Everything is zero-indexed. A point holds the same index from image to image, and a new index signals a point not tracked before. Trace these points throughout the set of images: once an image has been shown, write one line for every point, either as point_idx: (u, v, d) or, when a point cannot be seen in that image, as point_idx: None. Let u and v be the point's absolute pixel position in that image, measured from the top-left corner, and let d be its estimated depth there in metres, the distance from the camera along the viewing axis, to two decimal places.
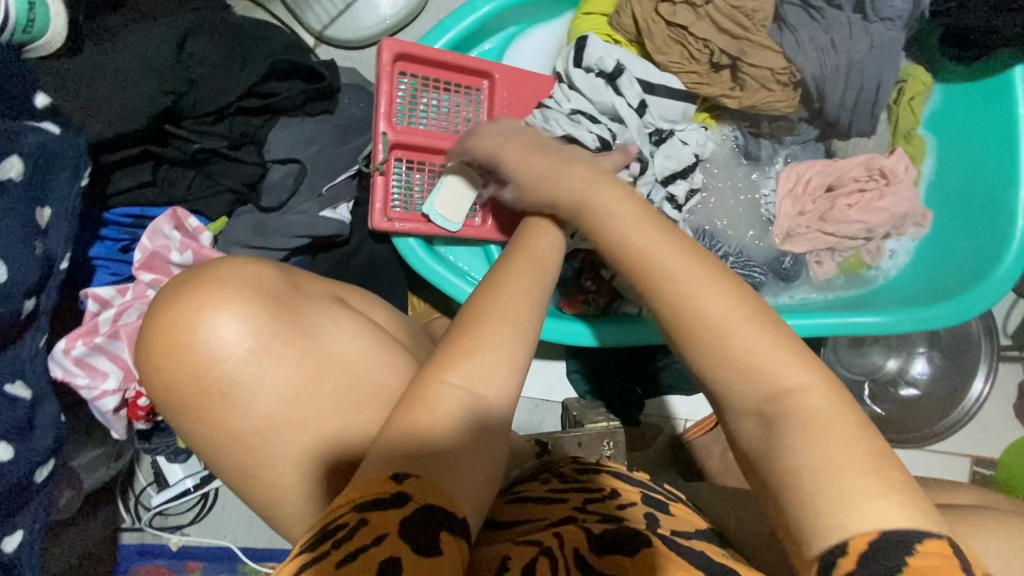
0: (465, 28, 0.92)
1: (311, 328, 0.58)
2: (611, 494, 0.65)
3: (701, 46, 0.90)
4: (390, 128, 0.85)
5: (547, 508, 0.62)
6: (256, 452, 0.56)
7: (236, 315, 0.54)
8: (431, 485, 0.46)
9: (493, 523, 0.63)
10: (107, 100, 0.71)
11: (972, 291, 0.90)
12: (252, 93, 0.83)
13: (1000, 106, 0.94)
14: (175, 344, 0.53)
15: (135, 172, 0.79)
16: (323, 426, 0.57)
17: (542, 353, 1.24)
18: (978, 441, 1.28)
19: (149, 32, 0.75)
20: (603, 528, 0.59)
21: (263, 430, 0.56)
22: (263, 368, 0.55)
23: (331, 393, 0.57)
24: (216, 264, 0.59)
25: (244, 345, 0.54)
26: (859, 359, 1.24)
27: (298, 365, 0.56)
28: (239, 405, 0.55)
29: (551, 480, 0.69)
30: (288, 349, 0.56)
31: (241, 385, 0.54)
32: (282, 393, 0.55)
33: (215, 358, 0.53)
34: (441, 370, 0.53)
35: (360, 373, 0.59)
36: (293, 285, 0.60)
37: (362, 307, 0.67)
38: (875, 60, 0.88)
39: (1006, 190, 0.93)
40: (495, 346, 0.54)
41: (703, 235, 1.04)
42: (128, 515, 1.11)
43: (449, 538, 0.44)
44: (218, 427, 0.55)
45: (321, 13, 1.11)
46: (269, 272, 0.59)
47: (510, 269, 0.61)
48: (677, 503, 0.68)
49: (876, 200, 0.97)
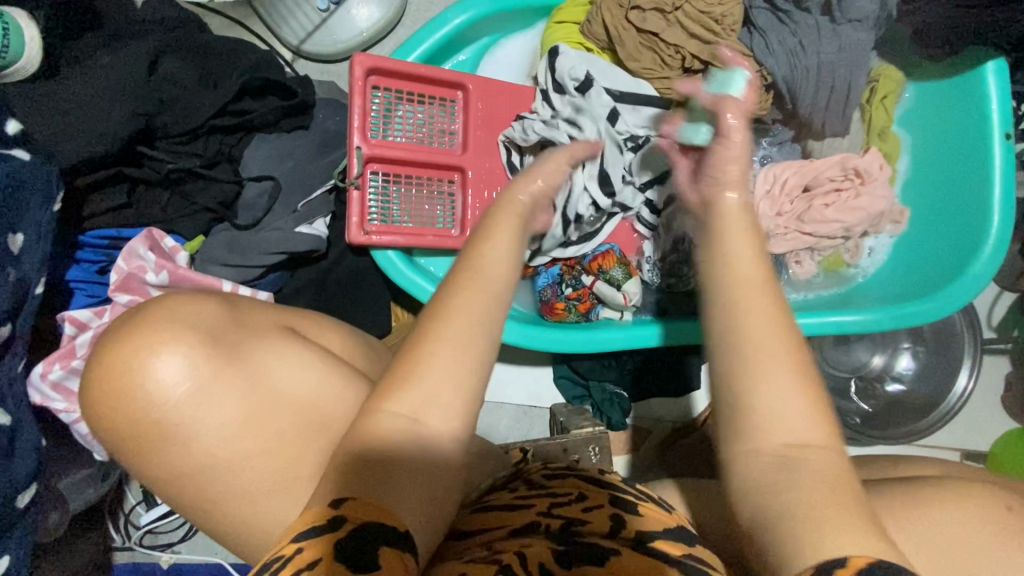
0: (437, 40, 0.92)
1: (251, 364, 0.59)
2: (577, 498, 0.70)
3: (672, 52, 0.91)
4: (364, 143, 0.85)
5: (512, 514, 0.66)
6: (206, 484, 0.58)
7: (175, 356, 0.55)
8: (368, 505, 0.49)
9: (460, 535, 0.66)
10: (77, 125, 0.71)
11: (950, 287, 0.91)
12: (226, 112, 0.83)
13: (972, 102, 0.94)
14: (115, 387, 0.55)
15: (109, 196, 0.79)
16: (267, 461, 0.58)
17: (529, 359, 1.24)
18: (967, 433, 1.29)
19: (117, 57, 0.75)
20: (567, 533, 0.64)
21: (206, 466, 0.57)
22: (202, 408, 0.56)
23: (277, 427, 0.59)
24: (158, 305, 0.60)
25: (183, 386, 0.56)
26: (844, 356, 1.25)
27: (239, 400, 0.58)
28: (182, 444, 0.56)
29: (518, 487, 0.73)
30: (226, 386, 0.57)
31: (183, 424, 0.56)
32: (224, 430, 0.57)
33: (156, 400, 0.55)
34: (383, 400, 0.52)
35: (304, 406, 0.60)
36: (235, 319, 0.62)
37: (313, 334, 0.70)
38: (845, 61, 0.88)
39: (981, 186, 0.94)
40: (443, 366, 0.52)
41: (683, 239, 1.04)
42: (117, 535, 1.10)
43: (389, 553, 0.47)
44: (165, 465, 0.57)
45: (296, 26, 1.12)
46: (210, 309, 0.61)
47: (452, 282, 0.55)
48: (649, 502, 0.70)
49: (853, 199, 0.98)
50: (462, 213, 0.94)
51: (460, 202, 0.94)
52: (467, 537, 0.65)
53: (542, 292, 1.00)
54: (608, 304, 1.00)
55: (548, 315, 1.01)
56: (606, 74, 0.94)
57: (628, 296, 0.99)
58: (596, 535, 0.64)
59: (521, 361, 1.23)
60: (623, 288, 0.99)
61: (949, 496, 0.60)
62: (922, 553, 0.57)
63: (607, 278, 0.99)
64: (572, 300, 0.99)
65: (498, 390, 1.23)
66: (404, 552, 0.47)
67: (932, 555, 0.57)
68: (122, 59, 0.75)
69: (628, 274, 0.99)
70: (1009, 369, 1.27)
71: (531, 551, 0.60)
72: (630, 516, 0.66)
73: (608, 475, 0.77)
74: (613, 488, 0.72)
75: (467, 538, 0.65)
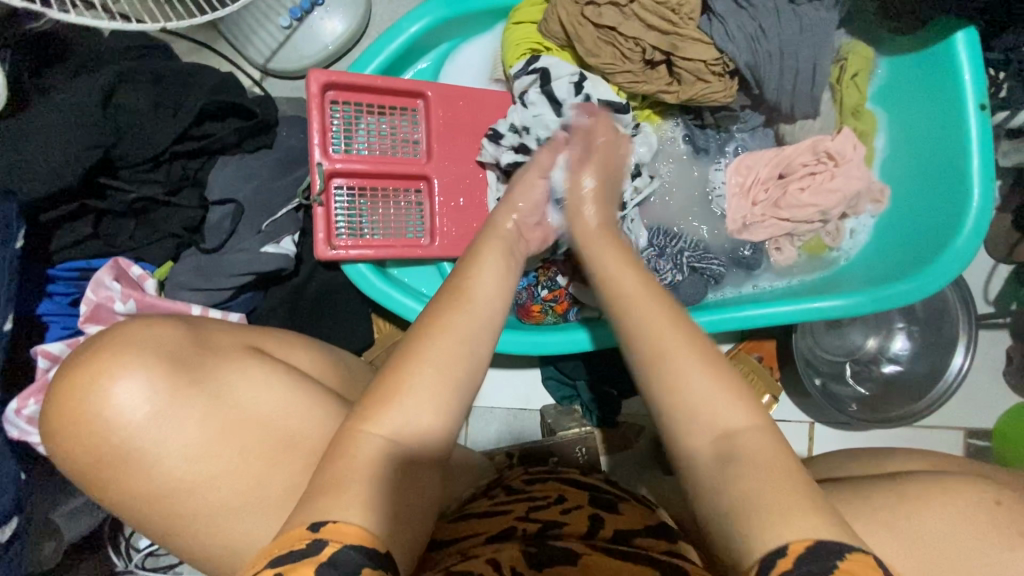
0: (394, 50, 0.92)
1: (214, 385, 0.60)
2: (557, 500, 0.71)
3: (632, 45, 0.90)
4: (325, 158, 0.85)
5: (490, 521, 0.67)
6: (168, 511, 0.58)
7: (137, 379, 0.57)
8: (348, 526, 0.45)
9: (440, 544, 0.66)
10: (32, 163, 0.72)
11: (932, 264, 0.89)
12: (186, 137, 0.83)
13: (944, 74, 0.91)
14: (76, 415, 0.56)
15: (74, 228, 0.79)
16: (232, 483, 0.58)
17: (515, 363, 1.23)
18: (970, 410, 1.26)
19: (72, 90, 0.76)
20: (544, 535, 0.64)
21: (168, 491, 0.57)
22: (164, 430, 0.57)
23: (241, 447, 0.59)
24: (118, 330, 0.61)
25: (142, 409, 0.57)
26: (837, 340, 1.22)
27: (201, 423, 0.58)
28: (144, 469, 0.57)
29: (497, 494, 0.74)
30: (190, 408, 0.58)
31: (143, 447, 0.56)
32: (187, 452, 0.57)
33: (115, 424, 0.56)
34: (363, 423, 0.51)
35: (265, 427, 0.60)
36: (198, 341, 0.63)
37: (280, 353, 0.70)
38: (807, 42, 0.87)
39: (959, 158, 0.91)
40: (420, 383, 0.53)
41: (658, 232, 1.03)
42: (118, 559, 1.10)
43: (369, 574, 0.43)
44: (130, 486, 0.57)
45: (261, 45, 1.10)
46: (173, 333, 0.62)
47: (453, 307, 0.58)
48: (626, 502, 0.72)
49: (827, 181, 0.96)
50: (431, 222, 0.93)
51: (429, 210, 0.94)
52: (446, 545, 0.64)
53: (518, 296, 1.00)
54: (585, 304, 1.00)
55: (525, 319, 1.02)
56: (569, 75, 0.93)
57: None
58: (574, 534, 0.64)
59: (506, 366, 1.23)
60: None
61: None
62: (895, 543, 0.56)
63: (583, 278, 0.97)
64: (548, 302, 1.00)
65: (486, 395, 1.22)
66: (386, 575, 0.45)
67: None
68: (76, 93, 0.75)
69: None
70: (1009, 343, 1.24)
71: (504, 555, 0.59)
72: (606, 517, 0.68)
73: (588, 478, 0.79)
74: (592, 490, 0.74)
75: (444, 546, 0.64)
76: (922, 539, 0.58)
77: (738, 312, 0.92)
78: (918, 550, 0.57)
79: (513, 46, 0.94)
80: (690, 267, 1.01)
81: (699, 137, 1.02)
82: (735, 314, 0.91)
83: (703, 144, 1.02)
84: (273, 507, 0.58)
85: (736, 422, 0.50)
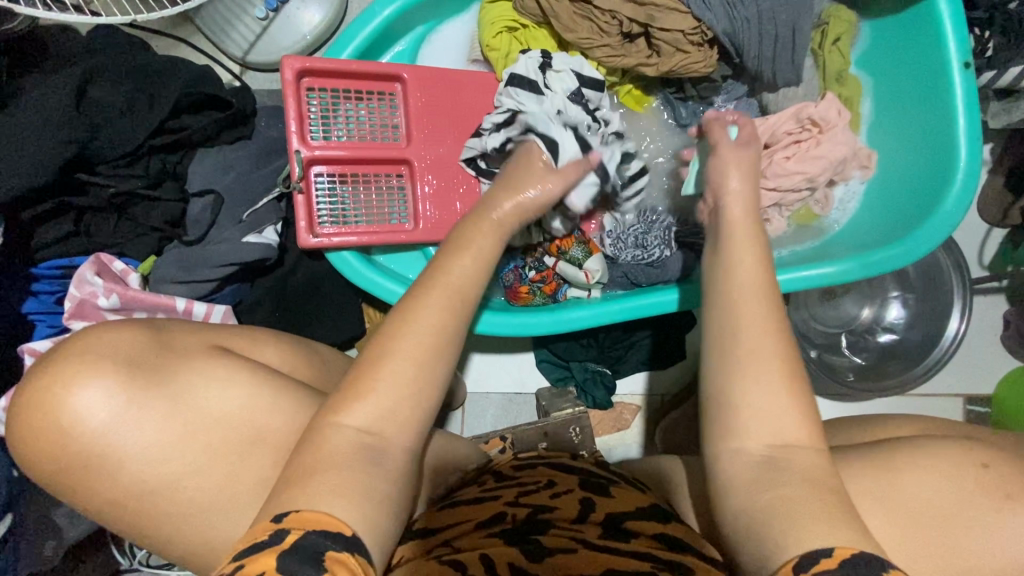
0: (368, 34, 0.91)
1: (179, 387, 0.59)
2: (547, 485, 0.71)
3: (608, 19, 0.89)
4: (303, 146, 0.85)
5: (479, 507, 0.68)
6: (147, 509, 0.58)
7: (98, 385, 0.56)
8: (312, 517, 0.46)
9: (424, 532, 0.66)
10: (9, 161, 0.72)
11: (920, 228, 0.88)
12: (163, 131, 0.83)
13: (927, 34, 0.90)
14: (44, 424, 0.55)
15: (56, 226, 0.79)
16: (209, 482, 0.58)
17: (508, 347, 1.22)
18: (968, 377, 1.25)
19: (42, 89, 0.75)
20: (532, 521, 0.65)
21: (146, 492, 0.57)
22: (133, 435, 0.56)
23: (207, 445, 0.59)
24: (78, 336, 0.60)
25: (102, 415, 0.56)
26: (833, 312, 1.21)
27: (168, 423, 0.58)
28: (116, 474, 0.56)
29: (486, 481, 0.74)
30: (152, 411, 0.57)
31: (106, 453, 0.56)
32: (151, 457, 0.57)
33: (80, 429, 0.55)
34: (333, 416, 0.52)
35: (244, 417, 0.60)
36: (162, 342, 0.62)
37: (245, 351, 0.69)
38: (785, 6, 0.86)
39: (944, 120, 0.90)
40: (389, 355, 0.53)
41: (644, 209, 1.01)
42: (122, 557, 1.11)
43: (335, 560, 0.45)
44: (109, 483, 0.56)
45: (238, 38, 1.10)
46: (133, 336, 0.61)
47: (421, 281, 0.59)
48: (620, 482, 0.73)
49: (813, 149, 0.95)
50: (414, 207, 0.93)
51: (411, 195, 0.93)
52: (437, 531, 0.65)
53: (505, 278, 0.99)
54: (573, 283, 1.00)
55: (514, 301, 1.01)
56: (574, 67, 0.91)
57: (590, 274, 0.97)
58: (563, 521, 0.66)
59: (503, 349, 1.22)
60: (584, 266, 0.97)
61: None
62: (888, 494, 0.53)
63: (568, 259, 0.97)
64: (536, 284, 1.00)
65: (480, 382, 1.22)
66: (355, 552, 0.46)
67: None
68: (49, 90, 0.75)
69: (590, 252, 0.97)
70: (1006, 308, 1.23)
71: (498, 553, 0.60)
72: (599, 499, 0.68)
73: (580, 461, 0.80)
74: (583, 475, 0.74)
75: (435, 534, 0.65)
76: (910, 500, 0.57)
77: None
78: (905, 510, 0.57)
79: (489, 25, 0.93)
80: (679, 243, 0.99)
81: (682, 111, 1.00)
82: None
83: (686, 118, 1.01)
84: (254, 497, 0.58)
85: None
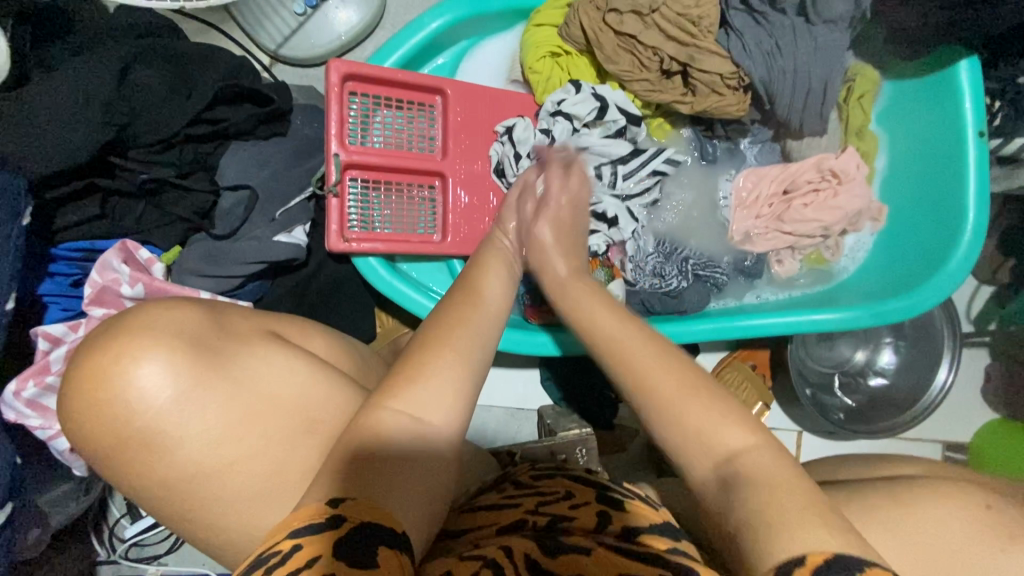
0: (415, 44, 0.92)
1: (231, 374, 0.58)
2: (565, 496, 0.67)
3: (650, 55, 0.91)
4: (342, 149, 0.85)
5: (500, 513, 0.65)
6: (170, 510, 0.56)
7: (155, 363, 0.54)
8: (363, 504, 0.48)
9: (450, 534, 0.64)
10: (44, 138, 0.70)
11: (927, 284, 0.92)
12: (199, 120, 0.82)
13: (947, 99, 0.94)
14: (89, 402, 0.53)
15: (81, 208, 0.78)
16: (247, 480, 0.56)
17: (515, 363, 1.24)
18: (949, 425, 1.29)
19: (85, 65, 0.74)
20: (554, 531, 0.62)
21: (185, 482, 0.55)
22: (183, 419, 0.54)
23: (256, 439, 0.57)
24: (139, 310, 0.59)
25: (167, 392, 0.54)
26: (827, 352, 1.25)
27: (230, 404, 0.56)
28: (159, 460, 0.54)
29: (507, 488, 0.71)
30: (216, 391, 0.56)
31: (155, 439, 0.54)
32: (200, 443, 0.55)
33: (142, 404, 0.53)
34: (379, 415, 0.53)
35: (278, 422, 0.58)
36: (222, 325, 0.61)
37: (301, 338, 0.69)
38: (820, 61, 0.89)
39: (956, 183, 0.94)
40: (437, 366, 0.56)
41: (663, 240, 1.03)
42: (103, 549, 1.09)
43: (386, 551, 0.46)
44: (136, 481, 0.55)
45: (274, 31, 1.09)
46: (197, 314, 0.60)
47: (465, 306, 0.64)
48: (636, 499, 0.66)
49: (831, 199, 0.99)
50: (443, 218, 0.94)
51: (442, 206, 0.94)
52: (457, 535, 0.63)
53: (525, 296, 1.01)
54: None
55: (532, 318, 1.04)
56: (611, 94, 0.94)
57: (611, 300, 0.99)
58: (581, 533, 0.61)
59: (509, 365, 1.24)
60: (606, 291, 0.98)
61: (924, 492, 0.58)
62: (894, 542, 0.55)
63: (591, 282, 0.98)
64: None
65: (486, 392, 1.23)
66: (393, 547, 0.46)
67: (903, 546, 0.55)
68: (90, 68, 0.73)
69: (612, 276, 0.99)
70: (989, 361, 1.27)
71: (515, 545, 0.58)
72: (617, 512, 0.63)
73: (595, 472, 0.74)
74: (602, 485, 0.69)
75: (456, 537, 0.63)
76: None
77: (736, 322, 0.93)
78: None
79: (534, 48, 0.96)
80: (694, 274, 1.02)
81: (708, 147, 1.04)
82: (734, 324, 0.93)
83: (711, 154, 1.04)
84: (273, 509, 0.56)
85: (731, 406, 0.55)
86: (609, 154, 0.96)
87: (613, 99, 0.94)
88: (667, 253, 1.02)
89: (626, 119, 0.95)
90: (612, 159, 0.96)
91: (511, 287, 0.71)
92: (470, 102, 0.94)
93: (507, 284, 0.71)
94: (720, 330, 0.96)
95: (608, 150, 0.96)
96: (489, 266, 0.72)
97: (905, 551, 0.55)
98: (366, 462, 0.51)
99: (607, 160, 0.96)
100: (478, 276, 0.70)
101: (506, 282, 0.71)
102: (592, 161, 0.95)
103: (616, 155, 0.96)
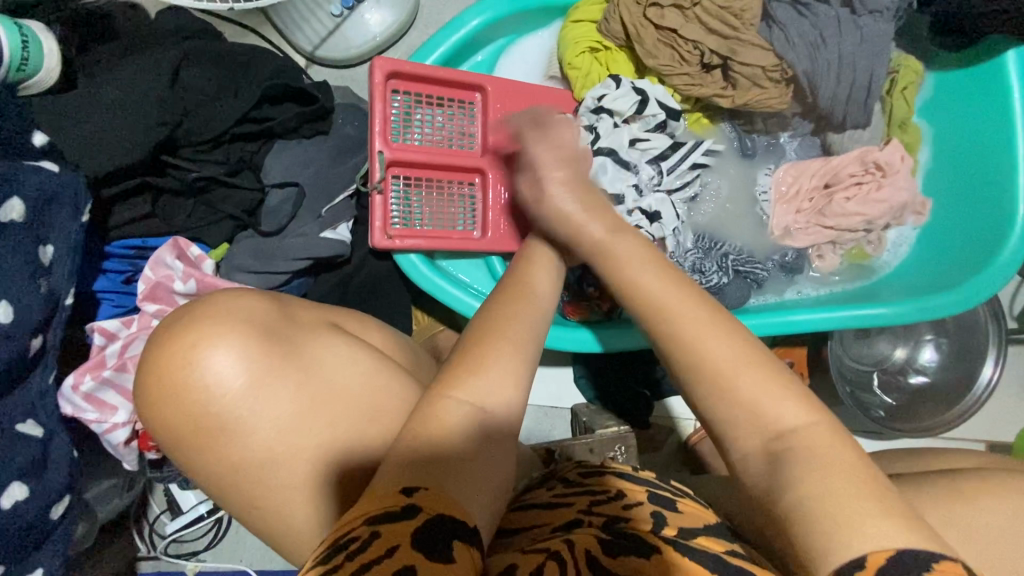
0: (455, 42, 0.93)
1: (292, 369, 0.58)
2: (616, 495, 0.65)
3: (691, 48, 0.90)
4: (385, 147, 0.85)
5: (554, 513, 0.63)
6: (231, 499, 0.57)
7: (224, 357, 0.54)
8: (437, 496, 0.48)
9: (506, 535, 0.62)
10: (103, 137, 0.71)
11: (979, 276, 0.90)
12: (246, 119, 0.83)
13: (993, 92, 0.93)
14: (161, 393, 0.54)
15: (133, 205, 0.79)
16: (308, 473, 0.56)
17: (548, 360, 1.24)
18: (993, 424, 1.26)
19: (141, 65, 0.75)
20: (612, 529, 0.59)
21: (250, 474, 0.56)
22: (251, 412, 0.55)
23: (319, 433, 0.57)
24: (204, 302, 0.59)
25: (237, 382, 0.54)
26: (866, 349, 1.23)
27: (293, 397, 0.56)
28: (228, 452, 0.55)
29: (556, 486, 0.70)
30: (281, 385, 0.56)
31: (223, 430, 0.55)
32: (267, 436, 0.55)
33: (209, 396, 0.54)
34: (442, 408, 0.53)
35: (338, 416, 0.58)
36: (284, 317, 0.61)
37: (354, 332, 0.69)
38: (865, 52, 0.87)
39: (1005, 174, 0.93)
40: (497, 359, 0.57)
41: (702, 236, 1.03)
42: (143, 545, 1.09)
43: (461, 545, 0.45)
44: (200, 471, 0.56)
45: (310, 33, 1.10)
46: (260, 307, 0.60)
47: (518, 300, 0.63)
48: (685, 498, 0.67)
49: (874, 192, 0.97)
50: (482, 216, 0.94)
51: (481, 203, 0.94)
52: (512, 537, 0.61)
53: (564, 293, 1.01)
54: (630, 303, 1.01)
55: (570, 315, 1.03)
56: (651, 89, 0.94)
57: None
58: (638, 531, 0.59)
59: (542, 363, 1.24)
60: None
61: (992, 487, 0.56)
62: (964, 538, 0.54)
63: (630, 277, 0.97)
64: (593, 300, 1.01)
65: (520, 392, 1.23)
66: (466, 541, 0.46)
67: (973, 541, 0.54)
68: (144, 68, 0.75)
69: None
70: None
71: (575, 539, 0.57)
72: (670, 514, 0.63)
73: (639, 469, 0.72)
74: (649, 483, 0.69)
75: (510, 539, 0.61)
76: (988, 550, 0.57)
77: (781, 318, 0.92)
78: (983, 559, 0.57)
79: (573, 44, 0.96)
80: (734, 270, 1.01)
81: (746, 142, 1.03)
82: (780, 320, 0.91)
83: (750, 149, 1.03)
84: (331, 501, 0.56)
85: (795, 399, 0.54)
86: (649, 150, 0.96)
87: (652, 93, 0.94)
88: (707, 249, 1.01)
89: (666, 113, 0.95)
90: (653, 155, 0.96)
91: (556, 282, 0.71)
92: (509, 98, 0.94)
93: (554, 281, 0.71)
94: (761, 326, 0.95)
95: (648, 145, 0.95)
96: (536, 263, 0.72)
97: (975, 551, 0.54)
98: (432, 453, 0.51)
99: (647, 156, 0.96)
100: (524, 272, 0.70)
101: (552, 277, 0.71)
102: (633, 156, 0.95)
103: (656, 150, 0.96)
